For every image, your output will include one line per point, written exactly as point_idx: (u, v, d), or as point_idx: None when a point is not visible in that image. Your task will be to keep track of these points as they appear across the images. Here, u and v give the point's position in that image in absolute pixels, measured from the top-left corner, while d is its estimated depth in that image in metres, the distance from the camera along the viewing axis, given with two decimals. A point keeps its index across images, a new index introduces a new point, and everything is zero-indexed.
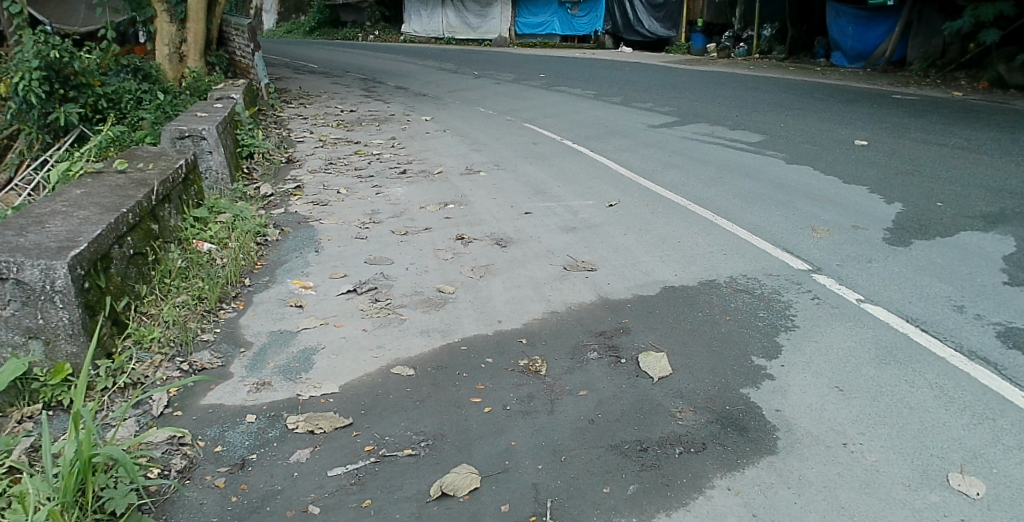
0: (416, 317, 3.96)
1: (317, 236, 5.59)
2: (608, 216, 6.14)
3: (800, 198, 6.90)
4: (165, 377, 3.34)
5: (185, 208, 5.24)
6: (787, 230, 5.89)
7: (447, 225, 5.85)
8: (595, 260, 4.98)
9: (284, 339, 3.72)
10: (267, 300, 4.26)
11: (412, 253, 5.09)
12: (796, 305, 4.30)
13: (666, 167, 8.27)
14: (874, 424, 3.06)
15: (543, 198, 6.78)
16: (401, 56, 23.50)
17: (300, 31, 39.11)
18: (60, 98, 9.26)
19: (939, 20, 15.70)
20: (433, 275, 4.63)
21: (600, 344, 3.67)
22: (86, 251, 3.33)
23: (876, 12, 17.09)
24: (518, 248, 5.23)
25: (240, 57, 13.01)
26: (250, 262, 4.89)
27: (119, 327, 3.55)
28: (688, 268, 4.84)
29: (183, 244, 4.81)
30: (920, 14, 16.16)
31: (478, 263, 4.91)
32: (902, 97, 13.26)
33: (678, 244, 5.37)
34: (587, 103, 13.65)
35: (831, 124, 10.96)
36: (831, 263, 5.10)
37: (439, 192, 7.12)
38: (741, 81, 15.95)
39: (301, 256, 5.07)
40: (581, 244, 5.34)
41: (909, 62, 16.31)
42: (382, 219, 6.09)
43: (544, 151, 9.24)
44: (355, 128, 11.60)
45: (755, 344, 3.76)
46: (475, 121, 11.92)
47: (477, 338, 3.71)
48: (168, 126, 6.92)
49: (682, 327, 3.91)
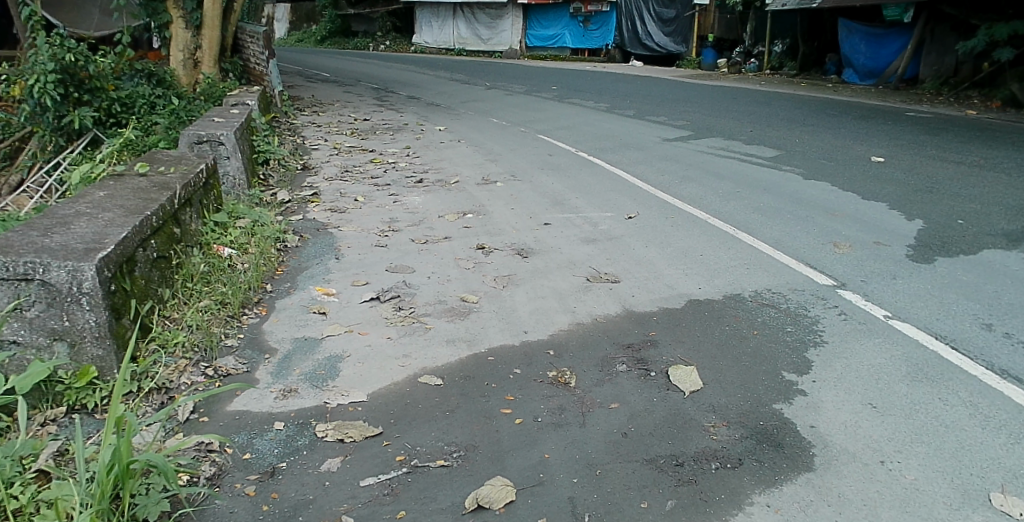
0: (441, 326, 3.92)
1: (337, 243, 5.56)
2: (628, 228, 6.09)
3: (820, 214, 6.87)
4: (190, 382, 3.29)
5: (206, 212, 5.24)
6: (809, 245, 5.85)
7: (467, 235, 5.82)
8: (618, 272, 4.94)
9: (308, 346, 3.68)
10: (290, 306, 4.22)
11: (433, 263, 5.06)
12: (822, 321, 4.26)
13: (682, 180, 8.24)
14: (910, 442, 3.00)
15: (561, 209, 6.75)
16: (413, 66, 23.57)
17: (312, 39, 39.37)
18: (75, 101, 9.35)
19: (952, 39, 15.76)
20: (456, 285, 4.59)
21: (629, 357, 3.62)
22: (114, 253, 3.30)
23: (888, 30, 17.11)
24: (539, 259, 5.19)
25: (254, 64, 13.13)
26: (271, 268, 4.87)
27: (144, 331, 3.52)
28: (712, 281, 4.80)
29: (204, 248, 4.79)
30: (932, 32, 16.21)
31: (499, 272, 4.88)
32: (915, 114, 13.24)
33: (701, 257, 5.32)
34: (600, 116, 13.66)
35: (848, 141, 10.92)
36: (855, 279, 5.07)
37: (457, 201, 7.10)
38: (754, 97, 15.93)
39: (322, 263, 5.04)
40: (602, 256, 5.31)
41: (921, 79, 16.37)
42: (401, 228, 6.05)
43: (560, 163, 9.24)
44: (369, 136, 11.63)
45: (785, 359, 3.71)
46: (489, 132, 11.93)
47: (504, 348, 3.67)
48: (187, 131, 6.96)
49: (710, 341, 3.86)
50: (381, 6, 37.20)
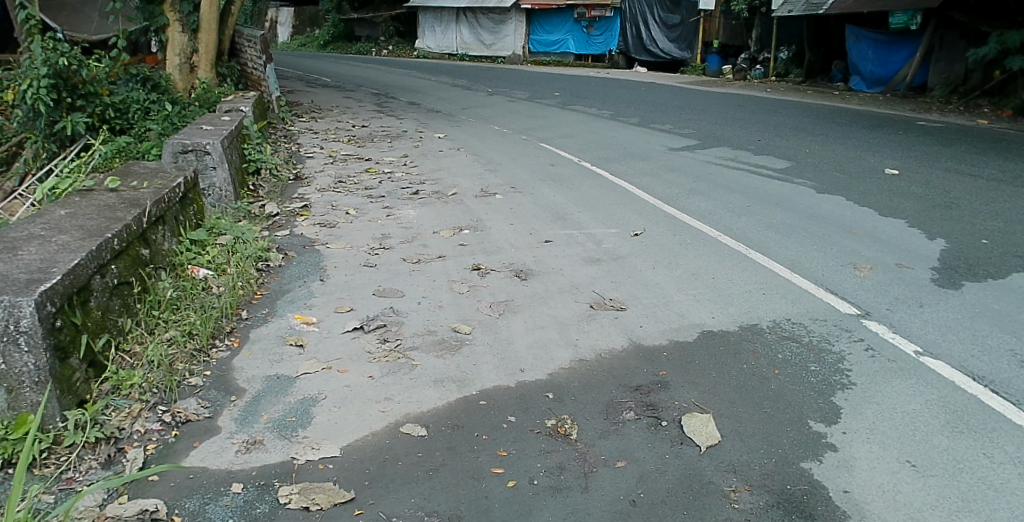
0: (429, 363, 3.55)
1: (323, 262, 5.21)
2: (634, 247, 5.73)
3: (836, 231, 6.50)
4: (143, 431, 2.94)
5: (182, 230, 4.89)
6: (827, 267, 5.49)
7: (462, 253, 5.46)
8: (624, 298, 4.57)
9: (281, 385, 3.32)
10: (265, 336, 3.86)
11: (425, 286, 4.70)
12: (849, 358, 3.91)
13: (690, 193, 7.88)
14: (957, 511, 2.63)
15: (563, 225, 6.39)
16: (414, 71, 23.24)
17: (315, 44, 39.11)
18: (68, 106, 9.11)
19: (962, 46, 15.42)
20: (448, 312, 4.22)
21: (636, 402, 3.25)
22: (60, 284, 2.93)
23: (896, 37, 16.77)
24: (539, 281, 4.83)
25: (251, 69, 12.82)
26: (249, 291, 4.52)
27: (96, 369, 3.16)
28: (726, 310, 4.45)
29: (176, 269, 4.45)
30: (941, 40, 15.87)
31: (496, 297, 4.51)
32: (927, 124, 12.89)
33: (712, 281, 4.97)
34: (604, 123, 13.31)
35: (860, 151, 10.55)
36: (879, 307, 4.69)
37: (454, 216, 6.74)
38: (761, 105, 15.58)
39: (304, 286, 4.68)
40: (607, 278, 4.95)
41: (930, 87, 16.02)
42: (393, 245, 5.70)
43: (562, 173, 8.89)
44: (366, 144, 11.29)
45: (810, 406, 3.37)
46: (490, 140, 11.59)
47: (498, 390, 3.30)
48: (171, 140, 6.64)
49: (726, 383, 3.50)
50: (384, 10, 36.92)
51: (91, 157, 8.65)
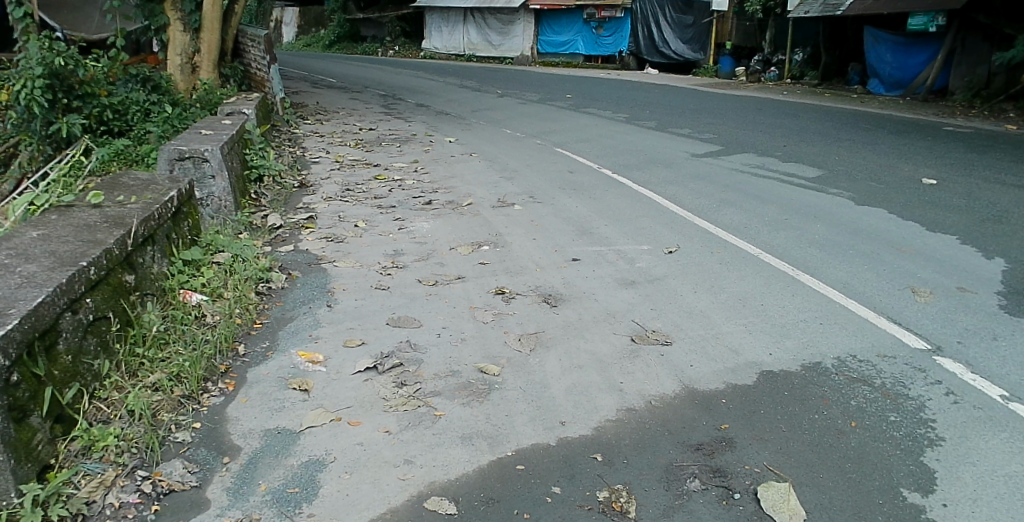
0: (454, 412, 3.07)
1: (330, 284, 4.74)
2: (669, 267, 5.24)
3: (884, 249, 6.00)
4: (118, 504, 2.47)
5: (174, 249, 4.42)
6: (882, 290, 4.99)
7: (483, 274, 4.98)
8: (667, 329, 4.08)
9: (282, 443, 2.84)
10: (265, 378, 3.38)
11: (444, 313, 4.22)
12: (930, 405, 3.40)
13: (721, 204, 7.39)
14: None
15: (590, 240, 5.91)
16: (422, 72, 22.82)
17: (321, 44, 38.72)
18: (64, 108, 8.68)
19: (985, 49, 14.88)
20: (472, 348, 3.74)
21: (700, 466, 2.76)
22: (19, 330, 2.47)
23: (916, 39, 16.26)
24: (570, 308, 4.34)
25: (255, 70, 12.38)
26: (247, 320, 4.05)
27: (64, 426, 2.72)
28: (783, 345, 3.96)
29: (165, 296, 3.99)
30: (963, 42, 15.36)
31: (524, 327, 4.03)
32: (954, 129, 12.36)
33: (762, 309, 4.49)
34: (620, 127, 12.83)
35: (891, 159, 10.04)
36: (950, 340, 4.18)
37: (470, 229, 6.26)
38: (781, 108, 15.07)
39: (309, 312, 4.20)
40: (645, 304, 4.46)
41: (952, 91, 15.47)
42: (406, 263, 5.23)
43: (582, 181, 8.41)
44: (375, 148, 10.83)
45: (900, 469, 2.86)
46: (503, 144, 11.13)
47: (536, 450, 2.81)
48: (167, 146, 6.18)
49: (800, 439, 3.01)
50: (390, 10, 36.49)
51: (89, 159, 8.31)
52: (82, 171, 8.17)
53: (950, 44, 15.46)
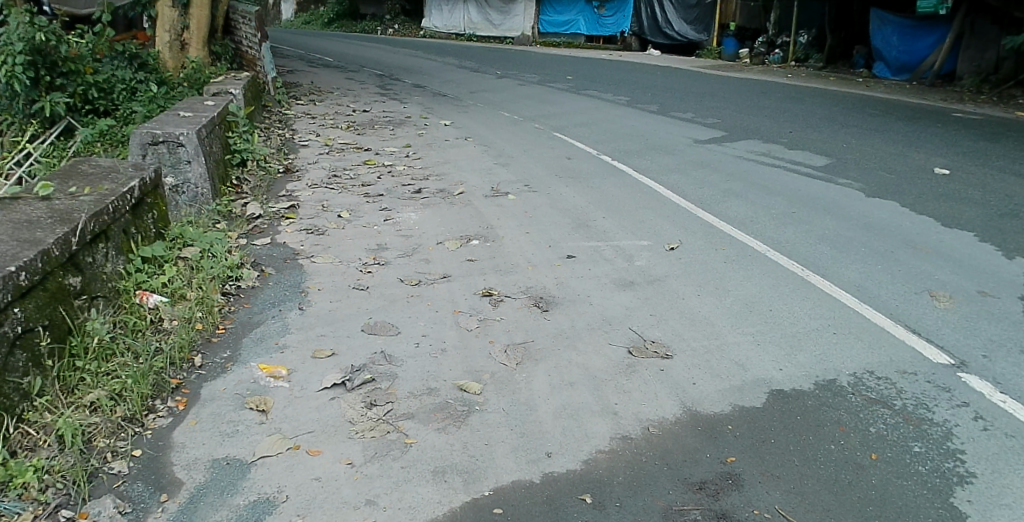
0: (428, 440, 2.75)
1: (305, 282, 4.39)
2: (671, 266, 4.88)
3: (900, 245, 5.61)
4: None
5: (134, 243, 4.06)
6: (898, 294, 4.63)
7: (471, 272, 4.63)
8: (668, 339, 3.73)
9: (231, 477, 2.53)
10: (221, 396, 3.05)
11: (426, 318, 3.88)
12: (958, 433, 3.07)
13: (726, 194, 7.02)
14: None
15: (587, 235, 5.55)
16: (420, 52, 22.32)
17: (320, 21, 38.01)
18: (47, 86, 8.24)
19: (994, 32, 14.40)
20: (453, 360, 3.40)
21: (702, 511, 2.44)
22: None
23: (924, 22, 15.77)
24: (563, 314, 3.99)
25: (246, 48, 11.92)
26: (210, 325, 3.70)
27: None
28: (795, 359, 3.62)
29: (119, 299, 3.65)
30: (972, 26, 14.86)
31: (512, 336, 3.68)
32: (965, 116, 11.92)
33: (771, 315, 4.13)
34: (622, 110, 12.40)
35: (903, 147, 9.63)
36: (975, 354, 3.81)
37: (460, 221, 5.89)
38: (788, 92, 14.61)
39: (279, 316, 3.86)
40: (645, 310, 4.10)
41: (959, 76, 14.94)
42: (389, 259, 4.88)
43: (580, 168, 8.02)
44: (367, 130, 10.43)
45: (927, 513, 2.54)
46: (499, 127, 10.72)
47: (517, 489, 2.49)
48: (139, 130, 5.80)
49: (815, 477, 2.68)
50: None
51: (73, 141, 7.98)
52: (66, 153, 7.86)
53: (958, 28, 14.96)
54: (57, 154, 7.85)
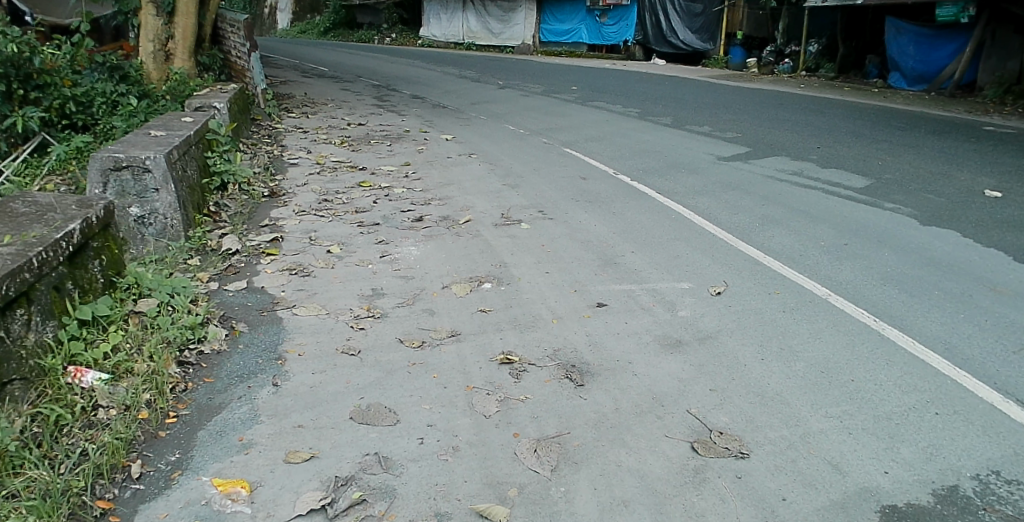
0: None
1: (283, 343, 3.62)
2: (721, 317, 4.10)
3: (978, 286, 4.85)
4: None
5: (72, 302, 3.30)
6: (998, 352, 3.85)
7: (485, 328, 3.85)
8: (738, 428, 2.95)
9: None
10: None
11: (432, 398, 3.10)
12: None
13: (764, 222, 6.26)
14: None
15: (617, 275, 4.78)
16: (420, 61, 21.57)
17: (316, 29, 37.33)
18: (19, 100, 7.37)
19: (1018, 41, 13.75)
20: (469, 464, 2.63)
21: None
22: None
23: (942, 31, 15.07)
24: (601, 389, 3.21)
25: (235, 58, 11.16)
26: (158, 411, 2.94)
27: None
28: (900, 456, 2.85)
29: (41, 379, 2.89)
30: (994, 35, 14.21)
31: (541, 425, 2.91)
32: (998, 130, 11.18)
33: (855, 388, 3.36)
34: (634, 123, 11.67)
35: (941, 164, 8.90)
36: None
37: (468, 257, 5.12)
38: (806, 103, 13.89)
39: (246, 396, 3.09)
40: (700, 382, 3.33)
41: (980, 86, 14.27)
42: (386, 310, 4.10)
43: (596, 190, 7.27)
44: (362, 146, 9.67)
45: None
46: (505, 143, 9.97)
47: None
48: (99, 154, 5.04)
49: None
50: None
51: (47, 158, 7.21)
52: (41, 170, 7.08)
53: (979, 37, 14.30)
54: (30, 172, 6.99)
